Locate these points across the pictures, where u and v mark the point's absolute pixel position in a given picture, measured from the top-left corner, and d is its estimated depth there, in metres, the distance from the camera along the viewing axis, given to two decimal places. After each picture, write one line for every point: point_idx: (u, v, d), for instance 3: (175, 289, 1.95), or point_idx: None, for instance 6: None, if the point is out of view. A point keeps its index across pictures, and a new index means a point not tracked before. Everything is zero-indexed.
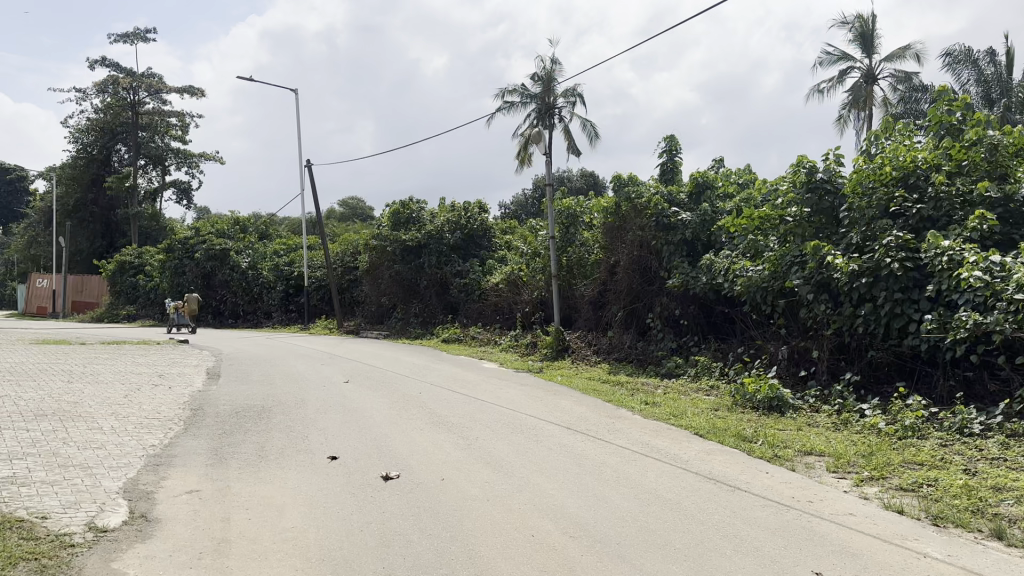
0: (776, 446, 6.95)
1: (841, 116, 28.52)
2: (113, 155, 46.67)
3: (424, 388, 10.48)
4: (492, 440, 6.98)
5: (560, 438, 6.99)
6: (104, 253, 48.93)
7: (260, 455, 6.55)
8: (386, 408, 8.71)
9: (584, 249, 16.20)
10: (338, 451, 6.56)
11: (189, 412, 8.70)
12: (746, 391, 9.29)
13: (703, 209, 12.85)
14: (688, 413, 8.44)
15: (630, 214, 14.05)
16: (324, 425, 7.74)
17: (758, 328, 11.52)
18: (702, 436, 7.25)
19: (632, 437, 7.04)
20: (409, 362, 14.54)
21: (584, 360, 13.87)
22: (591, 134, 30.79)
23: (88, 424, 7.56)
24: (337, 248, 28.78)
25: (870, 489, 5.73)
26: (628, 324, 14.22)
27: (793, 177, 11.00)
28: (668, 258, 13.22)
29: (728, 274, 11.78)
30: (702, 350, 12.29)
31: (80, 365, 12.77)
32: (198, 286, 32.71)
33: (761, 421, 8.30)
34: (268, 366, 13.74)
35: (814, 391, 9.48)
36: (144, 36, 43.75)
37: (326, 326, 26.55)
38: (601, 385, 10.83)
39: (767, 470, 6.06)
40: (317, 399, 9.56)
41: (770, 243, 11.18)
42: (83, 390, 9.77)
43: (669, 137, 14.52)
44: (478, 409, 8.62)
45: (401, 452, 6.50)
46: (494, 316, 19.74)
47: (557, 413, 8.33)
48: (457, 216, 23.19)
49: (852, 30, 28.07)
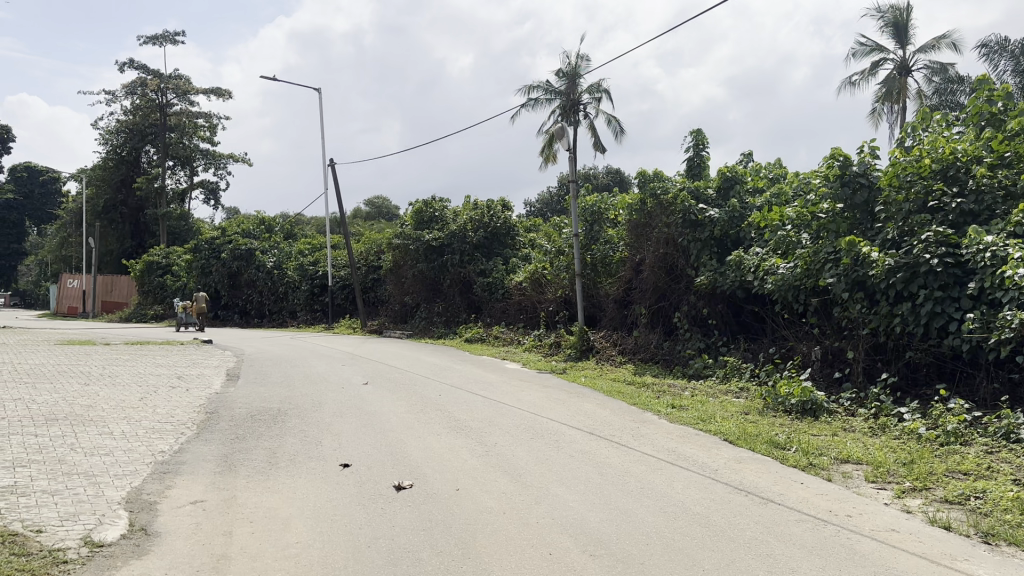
0: (811, 453, 6.60)
1: (874, 110, 27.89)
2: (142, 156, 46.93)
3: (443, 391, 10.21)
4: (512, 446, 6.70)
5: (581, 445, 6.69)
6: (133, 253, 49.31)
7: (271, 462, 6.32)
8: (403, 412, 8.45)
9: (608, 247, 15.82)
10: (351, 458, 6.32)
11: (204, 416, 8.51)
12: (778, 394, 8.96)
13: (732, 205, 12.45)
14: (717, 417, 8.09)
15: (656, 211, 13.68)
16: (339, 430, 7.50)
17: (789, 328, 11.14)
18: (732, 442, 6.92)
19: (657, 443, 6.72)
20: (430, 363, 14.27)
21: (609, 360, 13.52)
22: (616, 129, 30.40)
23: (99, 429, 7.37)
24: (361, 247, 28.62)
25: (914, 501, 5.37)
26: (653, 324, 13.87)
27: (826, 170, 10.59)
28: (695, 255, 12.86)
29: (757, 271, 11.41)
30: (731, 350, 11.92)
31: (98, 366, 12.66)
32: (224, 285, 32.76)
33: (793, 426, 7.94)
34: (288, 367, 13.54)
35: (850, 393, 9.11)
36: (173, 38, 44.08)
37: (350, 325, 26.39)
38: (626, 387, 10.50)
39: (801, 481, 5.72)
40: (335, 402, 9.33)
41: (802, 239, 10.80)
42: (98, 392, 9.61)
43: (695, 131, 14.14)
44: (498, 413, 8.34)
45: (416, 459, 6.24)
46: (517, 315, 19.42)
47: (580, 417, 8.02)
48: (480, 214, 22.87)
49: (885, 21, 27.42)
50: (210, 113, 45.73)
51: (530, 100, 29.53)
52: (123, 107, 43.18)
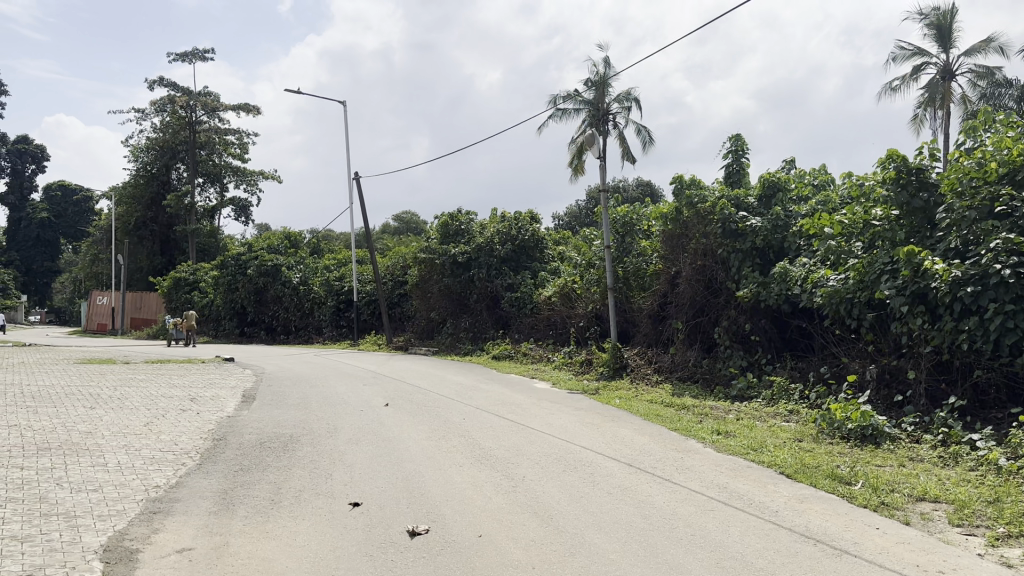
0: (881, 489, 5.84)
1: (916, 116, 26.91)
2: (172, 172, 46.62)
3: (467, 414, 9.54)
4: (541, 480, 6.00)
5: (620, 480, 5.97)
6: (163, 270, 49.27)
7: (273, 500, 5.67)
8: (424, 439, 7.79)
9: (642, 259, 14.97)
10: (361, 495, 5.66)
11: (210, 443, 7.89)
12: (835, 418, 8.22)
13: (775, 213, 11.67)
14: (769, 446, 7.35)
15: (693, 220, 12.96)
16: (353, 460, 6.85)
17: (842, 345, 10.33)
18: (789, 476, 6.19)
19: (706, 478, 5.98)
20: (455, 382, 13.56)
21: (644, 379, 12.76)
22: (647, 138, 29.66)
23: (92, 460, 6.77)
24: (388, 262, 28.12)
25: (1012, 551, 4.58)
26: (691, 341, 13.10)
27: (881, 175, 9.82)
28: (736, 268, 12.11)
29: (805, 284, 10.66)
30: (777, 369, 11.11)
31: (111, 386, 12.13)
32: (251, 301, 32.40)
33: (853, 455, 7.19)
34: (307, 387, 12.94)
35: (913, 418, 8.29)
36: (202, 55, 44.14)
37: (376, 342, 25.83)
38: (664, 410, 9.73)
39: (876, 526, 4.98)
40: (351, 427, 8.70)
41: (856, 249, 10.03)
42: (102, 417, 9.04)
43: (734, 137, 13.38)
44: (526, 440, 7.64)
45: (435, 497, 5.58)
46: (547, 331, 18.75)
47: (616, 445, 7.30)
48: (507, 227, 22.20)
49: (927, 24, 26.46)
50: (240, 130, 45.72)
51: (558, 111, 28.91)
52: (153, 124, 43.29)
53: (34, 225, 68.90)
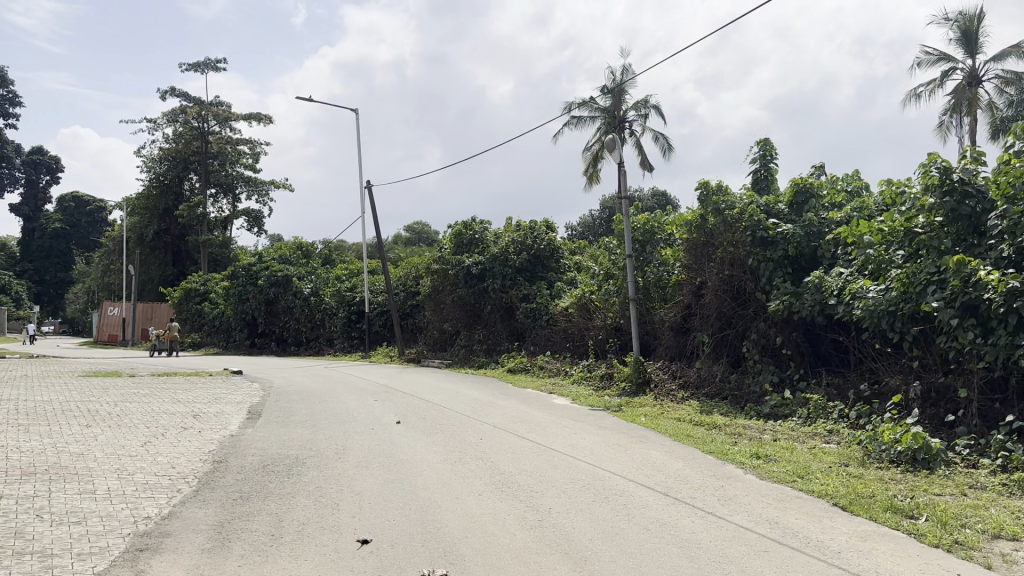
0: (951, 525, 5.21)
1: (942, 123, 26.24)
2: (184, 183, 46.22)
3: (484, 433, 8.97)
4: (569, 512, 5.42)
5: (658, 513, 5.37)
6: (174, 280, 49.00)
7: (273, 536, 5.10)
8: (439, 463, 7.22)
9: (663, 269, 14.31)
10: (371, 531, 5.09)
11: (210, 467, 7.33)
12: (882, 440, 7.59)
13: (808, 220, 11.09)
14: (817, 473, 6.72)
15: (719, 228, 12.37)
16: (362, 488, 6.29)
17: (882, 361, 9.73)
18: (845, 508, 5.60)
19: (754, 511, 5.40)
20: (470, 398, 12.98)
21: (668, 395, 12.12)
22: (665, 146, 29.15)
23: (79, 487, 6.21)
24: (399, 271, 27.61)
25: None
26: (717, 355, 12.50)
27: (923, 180, 9.23)
28: (767, 278, 11.52)
29: (842, 295, 10.06)
30: (812, 385, 10.49)
31: (111, 402, 11.60)
32: (261, 311, 31.92)
33: (908, 483, 6.60)
34: (315, 403, 12.41)
35: (967, 440, 7.66)
36: (214, 65, 43.89)
37: (387, 354, 25.33)
38: (694, 429, 9.09)
39: (958, 572, 4.36)
40: (360, 448, 8.14)
41: (897, 258, 9.41)
42: (97, 437, 8.49)
43: (762, 141, 12.81)
44: (550, 463, 7.06)
45: (452, 534, 5.00)
46: (563, 343, 18.19)
47: (648, 471, 6.71)
48: (523, 235, 21.64)
49: (953, 30, 25.81)
50: (252, 140, 45.45)
51: (573, 118, 28.46)
52: (165, 134, 43.06)
53: (48, 236, 69.00)
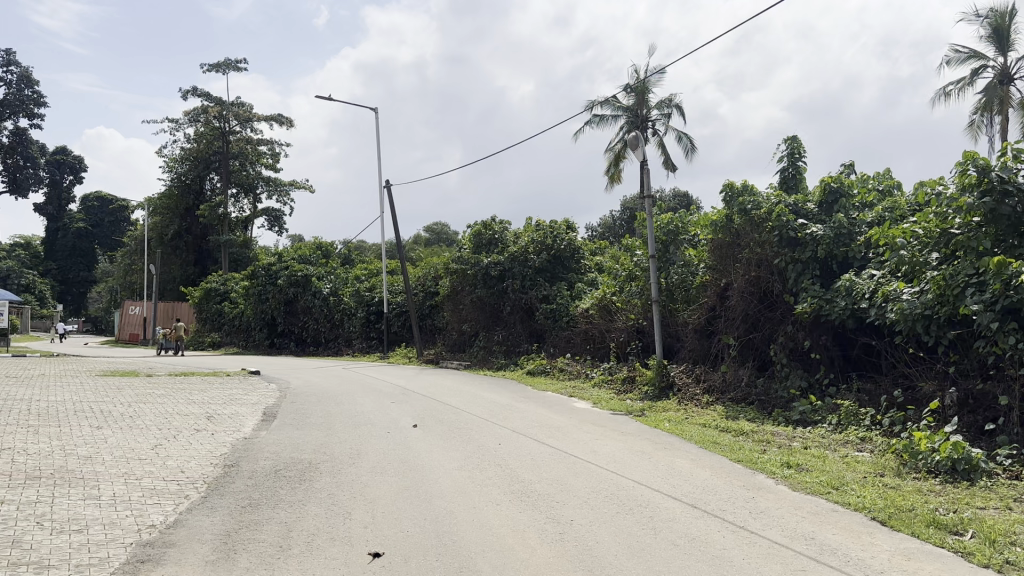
0: (1000, 542, 4.86)
1: (972, 122, 25.69)
2: (206, 183, 46.31)
3: (503, 438, 8.72)
4: (593, 525, 5.15)
5: (686, 527, 5.07)
6: (195, 280, 49.16)
7: (281, 547, 4.86)
8: (457, 469, 6.98)
9: (687, 269, 14.00)
10: (383, 544, 4.84)
11: (220, 471, 7.12)
12: (919, 449, 7.25)
13: (838, 220, 10.76)
14: (851, 484, 6.39)
15: (745, 228, 12.06)
16: (377, 496, 6.05)
17: (915, 366, 9.39)
18: (884, 523, 5.28)
19: (789, 526, 5.11)
20: (488, 400, 12.72)
21: (692, 400, 11.79)
22: (688, 146, 28.77)
23: (84, 493, 6.00)
24: (418, 271, 27.43)
25: None
26: (742, 358, 12.17)
27: (959, 179, 8.89)
28: (795, 279, 11.20)
29: (874, 298, 9.72)
30: (842, 391, 10.16)
31: (125, 403, 11.46)
32: (280, 311, 31.88)
33: (948, 495, 6.25)
34: (332, 404, 12.20)
35: (1008, 450, 7.30)
36: (236, 66, 43.93)
37: (405, 354, 25.11)
38: (720, 436, 8.79)
39: None
40: (376, 452, 7.92)
41: (932, 260, 9.06)
42: (107, 439, 8.32)
43: (790, 139, 12.47)
44: (571, 471, 6.79)
45: (470, 548, 4.73)
46: (584, 345, 17.90)
47: (674, 480, 6.42)
48: (543, 235, 21.36)
49: (984, 27, 25.26)
50: (273, 140, 45.45)
51: (595, 117, 28.14)
52: (187, 134, 43.15)
53: (71, 236, 69.60)
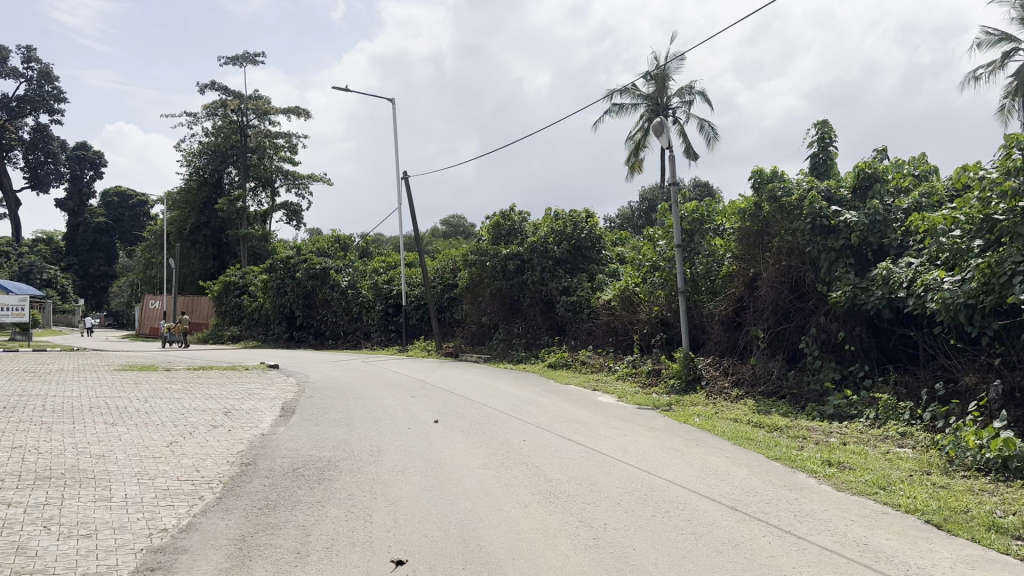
0: None
1: (1002, 107, 25.04)
2: (224, 178, 46.92)
3: (528, 434, 8.43)
4: (628, 529, 4.84)
5: (729, 532, 4.76)
6: (214, 273, 49.17)
7: (299, 554, 4.59)
8: (480, 468, 6.70)
9: (713, 260, 13.63)
10: (407, 550, 4.56)
11: (236, 470, 6.86)
12: (967, 447, 6.87)
13: (873, 207, 10.36)
14: (897, 483, 6.04)
15: (775, 216, 11.66)
16: (399, 496, 5.77)
17: (956, 357, 9.02)
18: (941, 528, 4.93)
19: (837, 530, 4.79)
20: (509, 394, 12.40)
21: (721, 394, 11.44)
22: (710, 135, 28.31)
23: (94, 495, 5.76)
24: (437, 263, 27.13)
25: None
26: (772, 351, 11.83)
27: (1003, 161, 8.46)
28: (828, 268, 10.80)
29: (912, 287, 9.34)
30: (878, 383, 9.79)
31: (141, 398, 11.27)
32: (299, 305, 31.76)
33: (1003, 495, 5.89)
34: (350, 399, 11.96)
35: None
36: (253, 58, 43.76)
37: (424, 346, 24.83)
38: (753, 432, 8.44)
39: None
40: (397, 450, 7.65)
41: (974, 247, 8.63)
42: (121, 436, 8.10)
43: (819, 123, 12.05)
44: (602, 471, 6.48)
45: (498, 555, 4.43)
46: (607, 337, 17.56)
47: (709, 479, 6.11)
48: (563, 225, 21.03)
49: (1015, 9, 24.57)
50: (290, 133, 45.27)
51: (614, 106, 27.75)
52: (204, 128, 43.11)
53: (92, 230, 69.87)
